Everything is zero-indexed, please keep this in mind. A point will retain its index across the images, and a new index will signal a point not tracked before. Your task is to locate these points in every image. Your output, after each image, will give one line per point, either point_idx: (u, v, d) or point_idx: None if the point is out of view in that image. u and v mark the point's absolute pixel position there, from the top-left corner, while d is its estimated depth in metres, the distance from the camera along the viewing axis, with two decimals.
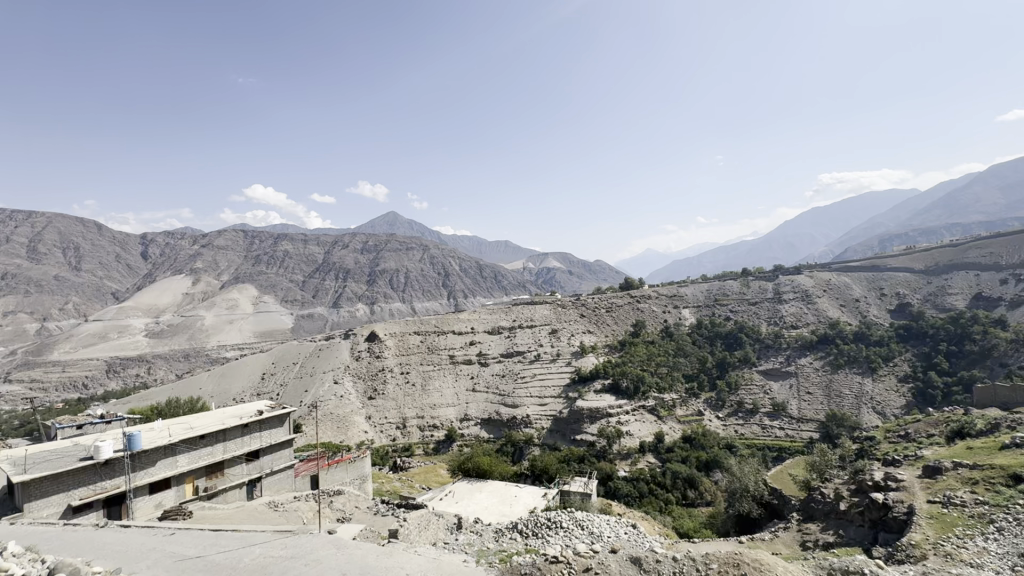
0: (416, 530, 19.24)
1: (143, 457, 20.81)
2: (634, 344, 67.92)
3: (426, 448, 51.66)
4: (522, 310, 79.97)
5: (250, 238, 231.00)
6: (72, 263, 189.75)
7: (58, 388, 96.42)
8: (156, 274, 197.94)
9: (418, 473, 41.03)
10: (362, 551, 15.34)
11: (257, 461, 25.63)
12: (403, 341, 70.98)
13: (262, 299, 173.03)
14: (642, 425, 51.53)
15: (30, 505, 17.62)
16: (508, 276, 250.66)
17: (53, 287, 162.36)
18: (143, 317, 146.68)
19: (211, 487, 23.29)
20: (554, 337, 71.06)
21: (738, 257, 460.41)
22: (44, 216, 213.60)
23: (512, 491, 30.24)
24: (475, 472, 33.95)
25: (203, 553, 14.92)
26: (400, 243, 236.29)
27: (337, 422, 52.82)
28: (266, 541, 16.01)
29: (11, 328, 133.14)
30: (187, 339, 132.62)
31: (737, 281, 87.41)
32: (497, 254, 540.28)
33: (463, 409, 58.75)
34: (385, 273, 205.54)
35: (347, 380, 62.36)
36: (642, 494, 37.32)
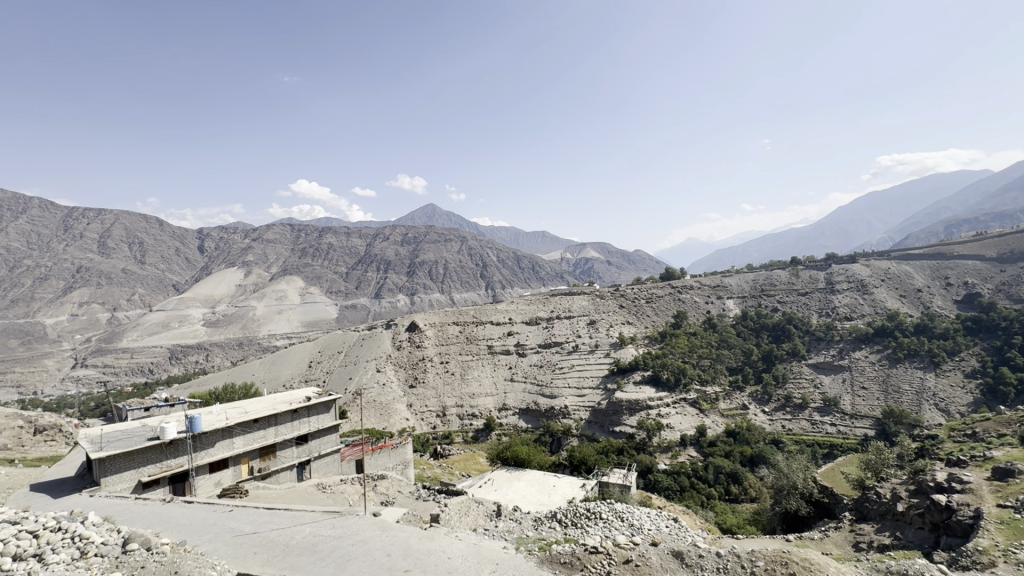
0: (457, 516, 19.68)
1: (204, 439, 22.19)
2: (675, 336, 66.38)
3: (465, 436, 52.44)
4: (559, 301, 79.56)
5: (297, 232, 240.31)
6: (137, 257, 203.27)
7: (128, 373, 104.17)
8: (211, 266, 209.53)
9: (458, 461, 41.87)
10: (404, 534, 15.84)
11: (306, 445, 26.84)
12: (442, 331, 72.22)
13: (308, 290, 179.99)
14: (683, 419, 50.49)
15: (106, 480, 19.14)
16: (546, 267, 250.07)
17: (120, 279, 174.41)
18: (201, 307, 155.63)
19: (264, 468, 24.60)
20: (592, 328, 70.45)
21: (787, 246, 440.78)
22: (113, 213, 229.79)
23: (550, 481, 30.33)
24: (513, 461, 34.31)
25: (258, 529, 15.82)
26: (438, 235, 239.37)
27: (379, 409, 54.51)
28: (315, 521, 16.80)
29: (86, 317, 144.37)
30: (240, 328, 140.01)
31: (786, 271, 83.67)
32: (534, 245, 539.77)
33: (501, 398, 59.44)
34: (425, 265, 209.26)
35: (389, 368, 64.12)
36: (683, 488, 36.73)
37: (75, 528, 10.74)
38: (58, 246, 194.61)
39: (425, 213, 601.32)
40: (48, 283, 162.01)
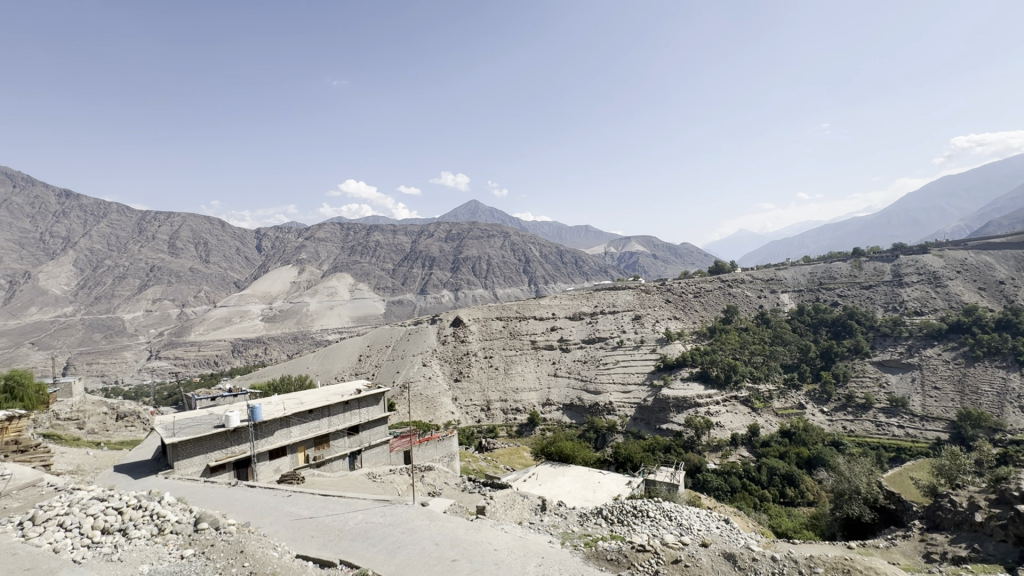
0: (502, 508, 19.93)
1: (264, 427, 23.51)
2: (725, 331, 64.08)
3: (509, 430, 52.64)
4: (603, 296, 78.52)
5: (346, 230, 249.31)
6: (203, 256, 217.40)
7: (196, 365, 111.80)
8: (268, 265, 220.96)
9: (503, 455, 42.25)
10: (452, 524, 16.20)
11: (357, 435, 27.86)
12: (486, 326, 73.06)
13: (358, 287, 186.51)
14: (734, 417, 48.79)
15: (178, 464, 20.64)
16: (589, 262, 247.20)
17: (188, 277, 187.16)
18: (259, 303, 164.66)
19: (319, 456, 25.77)
20: (637, 323, 69.12)
21: (849, 237, 414.56)
22: (181, 216, 246.90)
23: (595, 477, 30.07)
24: (558, 456, 34.19)
25: (315, 514, 16.61)
26: (481, 231, 241.48)
27: (426, 402, 55.82)
28: (368, 508, 17.43)
29: (159, 313, 156.08)
30: (295, 323, 146.99)
31: (847, 263, 78.77)
32: (576, 240, 535.40)
33: (545, 393, 59.46)
34: (468, 261, 211.87)
35: (434, 362, 65.49)
36: (734, 489, 35.43)
37: (155, 506, 11.64)
38: (134, 247, 211.20)
39: (468, 210, 609.16)
40: (126, 281, 176.08)
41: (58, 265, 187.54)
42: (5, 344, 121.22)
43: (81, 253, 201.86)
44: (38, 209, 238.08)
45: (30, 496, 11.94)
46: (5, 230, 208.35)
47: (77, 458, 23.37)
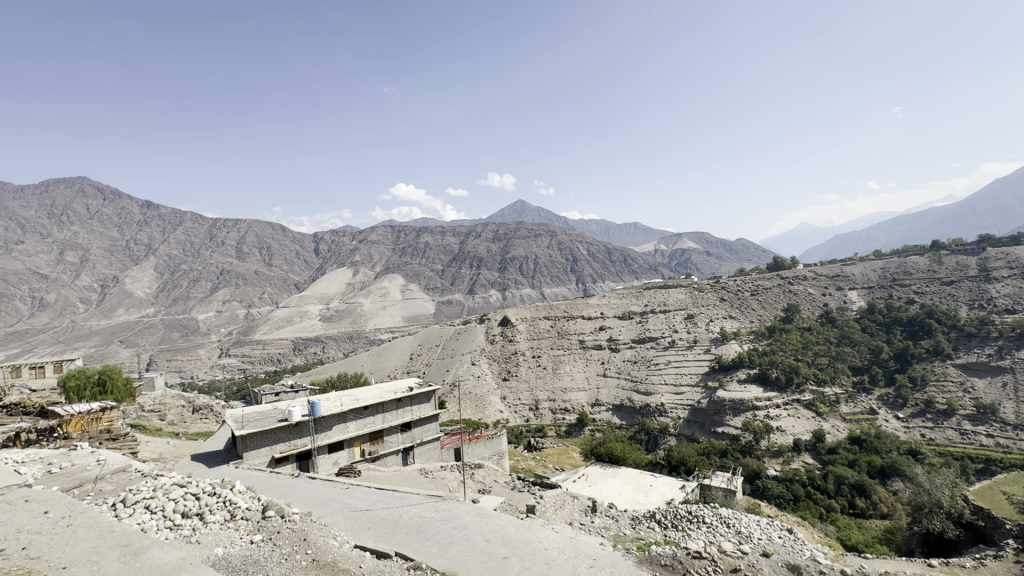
0: (553, 508, 19.86)
1: (323, 423, 24.64)
2: (786, 331, 60.75)
3: (558, 430, 52.30)
4: (654, 295, 76.60)
5: (397, 233, 256.84)
6: (266, 260, 231.01)
7: (261, 362, 118.87)
8: (325, 267, 231.38)
9: (552, 454, 42.09)
10: (503, 522, 16.30)
11: (410, 432, 28.61)
12: (533, 326, 73.15)
13: (408, 287, 191.74)
14: (796, 422, 46.17)
15: (247, 455, 22.05)
16: (638, 260, 241.59)
17: (253, 280, 199.21)
18: (317, 304, 172.77)
19: (374, 451, 26.70)
20: (690, 322, 66.83)
21: (926, 229, 381.63)
22: (246, 223, 263.57)
23: (647, 479, 29.35)
24: (608, 458, 33.62)
25: (371, 507, 17.21)
26: (528, 231, 241.79)
27: (475, 401, 56.50)
28: (421, 503, 17.87)
29: (228, 314, 167.27)
30: (350, 323, 153.09)
31: (925, 257, 72.56)
32: (625, 238, 525.38)
33: (594, 394, 58.75)
34: (515, 261, 212.79)
35: (483, 361, 66.19)
36: (798, 497, 33.56)
37: (227, 493, 12.43)
38: (206, 253, 227.67)
39: (514, 210, 612.20)
40: (199, 284, 189.97)
41: (141, 270, 205.07)
42: (98, 342, 133.97)
43: (161, 259, 219.83)
44: (124, 219, 261.63)
45: (121, 479, 13.10)
46: (98, 239, 230.36)
47: (159, 447, 25.45)
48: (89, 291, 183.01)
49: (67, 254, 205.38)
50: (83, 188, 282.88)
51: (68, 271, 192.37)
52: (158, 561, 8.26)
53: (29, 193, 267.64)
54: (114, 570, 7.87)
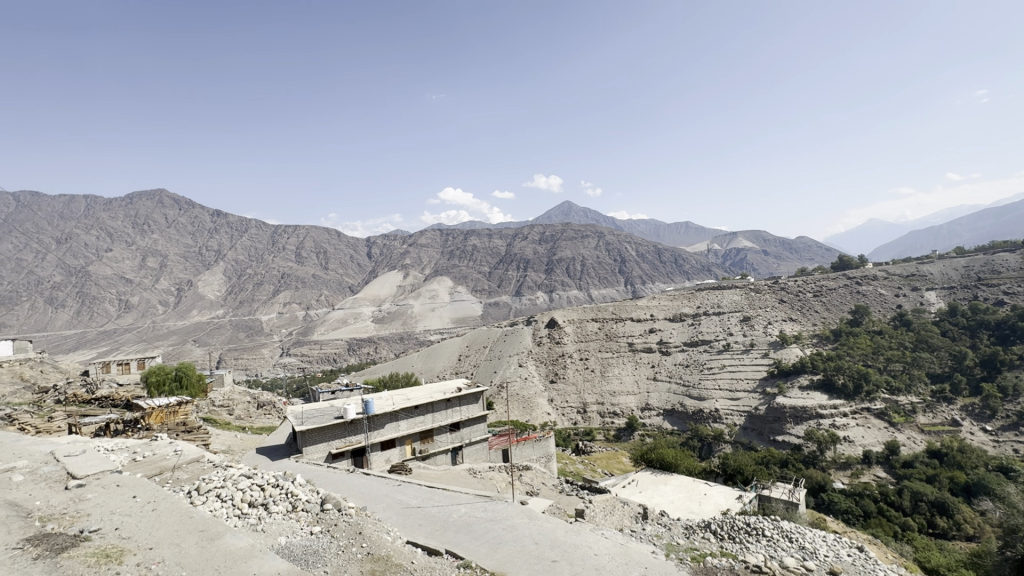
0: (602, 513, 19.52)
1: (376, 421, 25.45)
2: (854, 335, 56.83)
3: (606, 434, 51.37)
4: (706, 296, 74.10)
5: (446, 236, 262.10)
6: (322, 264, 242.12)
7: (318, 361, 124.65)
8: (378, 270, 239.70)
9: (600, 459, 41.44)
10: (551, 525, 16.19)
11: (458, 432, 29.03)
12: (581, 328, 72.57)
13: (456, 289, 195.05)
14: (866, 433, 43.06)
15: (306, 449, 23.14)
16: (690, 261, 234.21)
17: (311, 283, 209.31)
18: (370, 306, 179.08)
19: (424, 450, 27.30)
20: (746, 325, 63.95)
21: (1018, 222, 345.80)
22: (305, 229, 277.57)
23: (700, 488, 28.26)
24: (658, 464, 32.74)
25: (422, 504, 17.59)
26: (575, 232, 240.39)
27: (522, 402, 56.63)
28: (470, 503, 18.08)
29: (289, 315, 176.59)
30: (401, 324, 157.63)
31: (1016, 254, 65.91)
32: (675, 238, 510.83)
33: (644, 398, 57.37)
34: (562, 262, 211.76)
35: (530, 363, 66.30)
36: (868, 514, 31.24)
37: (288, 485, 12.99)
38: (269, 258, 241.50)
39: (561, 211, 609.74)
40: (262, 287, 201.78)
41: (212, 275, 220.41)
42: (174, 341, 145.13)
43: (229, 264, 235.34)
44: (197, 227, 282.26)
45: (195, 469, 14.07)
46: (175, 246, 249.94)
47: (228, 440, 27.16)
48: (168, 294, 198.83)
49: (148, 260, 223.99)
50: (162, 199, 307.78)
51: (150, 276, 209.79)
52: (230, 547, 8.80)
53: (117, 204, 294.50)
54: (194, 552, 8.50)
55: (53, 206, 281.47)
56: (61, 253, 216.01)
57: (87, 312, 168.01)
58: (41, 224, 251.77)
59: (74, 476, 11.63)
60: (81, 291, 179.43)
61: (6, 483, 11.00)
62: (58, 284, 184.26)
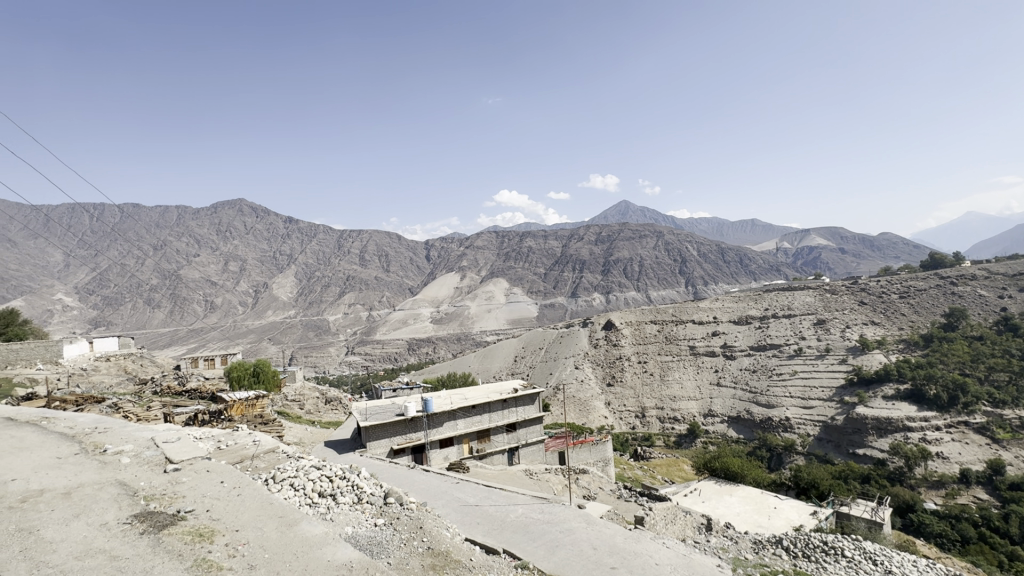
0: (663, 522, 18.88)
1: (435, 419, 26.10)
2: (948, 340, 51.41)
3: (666, 440, 49.66)
4: (776, 298, 69.98)
5: (501, 238, 264.71)
6: (384, 266, 251.73)
7: (380, 360, 129.79)
8: (436, 272, 246.04)
9: (660, 465, 40.17)
10: (610, 531, 15.90)
11: (515, 433, 29.20)
12: (639, 331, 70.91)
13: (512, 290, 196.20)
14: (964, 449, 38.69)
15: (370, 444, 24.13)
16: (757, 260, 221.82)
17: (373, 285, 218.51)
18: (429, 307, 184.06)
19: (481, 449, 27.69)
20: (820, 329, 59.72)
21: None
22: (368, 234, 290.24)
23: (769, 501, 26.65)
24: (723, 473, 31.24)
25: (480, 503, 17.81)
26: (633, 232, 235.14)
27: (579, 405, 55.96)
28: (527, 503, 18.12)
29: (353, 316, 185.30)
30: (458, 325, 160.95)
31: None
32: (740, 237, 485.74)
33: (707, 404, 55.01)
34: (619, 264, 207.74)
35: (586, 365, 65.54)
36: (968, 540, 28.02)
37: (354, 478, 13.57)
38: (335, 261, 254.91)
39: (618, 211, 597.94)
40: (329, 289, 213.12)
41: (285, 278, 235.42)
42: (252, 339, 156.36)
43: (300, 267, 250.41)
44: (272, 233, 303.01)
45: (271, 459, 15.06)
46: (252, 251, 269.44)
47: (300, 432, 28.91)
48: (246, 295, 214.94)
49: (230, 264, 243.16)
50: (241, 208, 333.17)
51: (231, 278, 227.54)
52: (306, 534, 9.34)
53: (203, 214, 322.17)
54: (274, 536, 9.09)
55: (151, 216, 312.39)
56: (157, 259, 239.10)
57: (178, 312, 184.86)
58: (141, 232, 280.08)
59: (171, 461, 12.80)
60: (174, 292, 197.70)
61: (115, 463, 12.32)
62: (154, 287, 204.12)
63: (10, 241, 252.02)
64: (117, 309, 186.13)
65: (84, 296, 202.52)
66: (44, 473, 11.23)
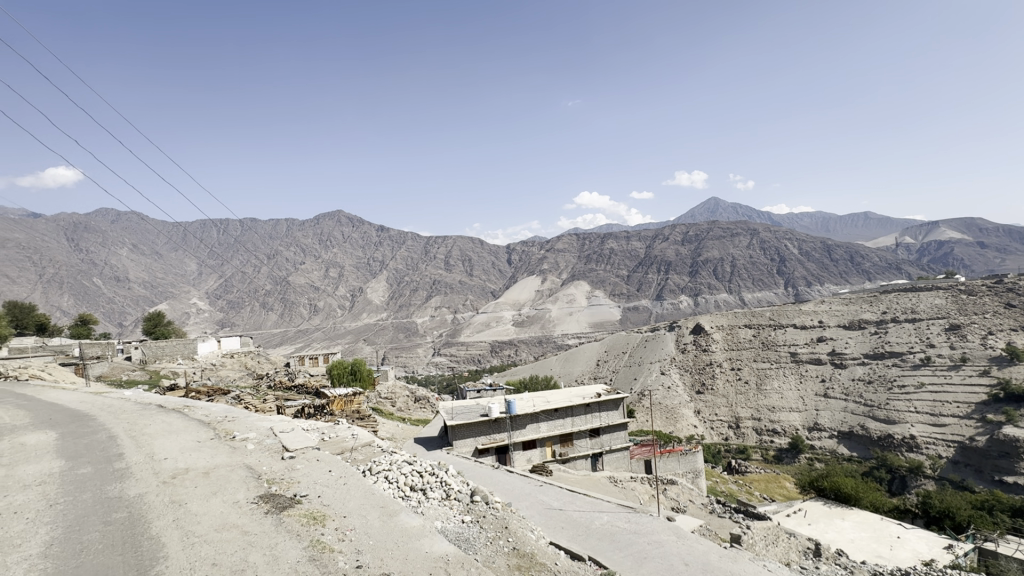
0: (764, 542, 17.48)
1: (518, 421, 26.38)
2: None
3: (764, 454, 45.92)
4: (895, 300, 62.39)
5: (582, 240, 262.00)
6: (468, 271, 259.96)
7: (465, 361, 134.11)
8: (517, 275, 249.49)
9: (758, 481, 37.20)
10: (703, 547, 15.05)
11: (598, 438, 28.65)
12: (731, 335, 66.56)
13: (594, 293, 193.16)
14: None
15: (456, 442, 24.97)
16: (871, 257, 198.91)
17: (458, 288, 226.55)
18: (511, 309, 187.05)
19: (565, 453, 27.50)
20: (954, 334, 51.92)
21: None
22: (453, 240, 301.84)
23: (891, 528, 23.63)
24: (833, 495, 28.23)
25: (564, 507, 17.71)
26: (723, 230, 222.50)
27: (666, 412, 53.50)
28: (613, 511, 17.69)
29: (439, 318, 193.32)
30: (540, 328, 161.61)
31: None
32: (849, 232, 438.08)
33: (812, 416, 50.15)
34: (709, 264, 197.19)
35: (673, 371, 62.78)
36: None
37: (443, 475, 14.08)
38: (422, 266, 267.68)
39: (706, 209, 566.63)
40: (417, 293, 224.41)
41: (378, 282, 251.51)
42: (350, 340, 169.02)
43: (391, 272, 266.38)
44: (366, 241, 325.61)
45: (368, 452, 16.07)
46: (350, 258, 291.55)
47: (392, 428, 30.65)
48: (345, 299, 232.80)
49: (331, 271, 264.84)
50: (340, 219, 361.93)
51: (331, 284, 247.71)
52: (405, 526, 9.86)
53: (308, 225, 354.51)
54: (377, 525, 9.73)
55: (265, 228, 349.86)
56: (270, 267, 266.78)
57: (288, 314, 204.92)
58: (258, 243, 314.28)
59: (288, 449, 14.23)
60: (284, 296, 219.47)
61: (243, 449, 13.95)
62: (269, 292, 228.18)
63: (157, 253, 295.04)
64: (239, 312, 210.62)
65: (213, 300, 231.49)
66: (188, 454, 12.97)
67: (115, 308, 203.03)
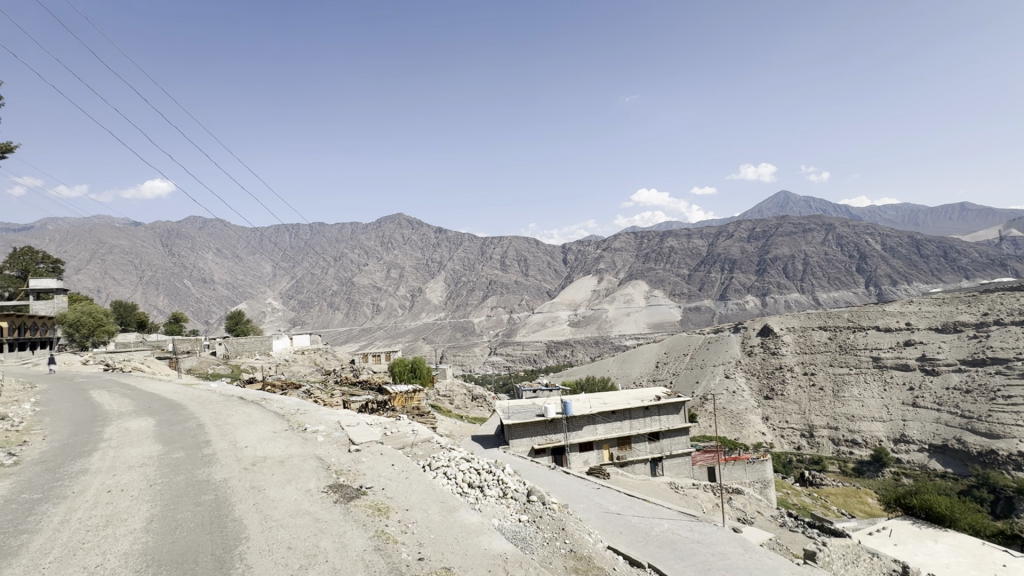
0: (843, 561, 16.18)
1: (574, 422, 26.14)
2: None
3: (842, 466, 42.55)
4: (999, 299, 55.84)
5: (640, 238, 255.47)
6: (523, 271, 260.80)
7: (521, 361, 134.78)
8: (573, 274, 247.34)
9: (836, 495, 34.56)
10: (773, 562, 14.15)
11: (658, 442, 27.82)
12: (804, 338, 62.38)
13: (653, 293, 187.70)
14: None
15: (513, 441, 25.15)
16: (969, 253, 179.32)
17: (513, 288, 227.98)
18: (566, 309, 185.78)
19: (622, 456, 26.94)
20: None
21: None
22: (508, 240, 304.26)
23: (995, 555, 21.12)
24: (924, 515, 25.68)
25: (622, 512, 17.31)
26: (794, 226, 209.43)
27: (730, 418, 50.93)
28: (673, 518, 17.08)
29: (495, 318, 195.73)
30: (596, 328, 159.31)
31: None
32: (943, 224, 396.82)
33: (898, 427, 45.89)
34: (778, 262, 186.76)
35: (738, 375, 59.72)
36: None
37: (499, 473, 14.22)
38: (479, 266, 271.90)
39: (775, 204, 535.04)
40: (474, 292, 228.16)
41: (436, 283, 258.38)
42: (410, 338, 174.85)
43: (448, 273, 272.78)
44: (425, 242, 335.21)
45: (427, 448, 16.49)
46: (410, 259, 301.33)
47: (450, 426, 31.40)
48: (405, 299, 241.11)
49: (392, 271, 275.12)
50: (400, 221, 374.82)
51: (393, 284, 257.51)
52: (463, 521, 10.03)
53: (371, 228, 370.25)
54: (436, 518, 10.00)
55: (332, 231, 369.34)
56: (337, 269, 281.32)
57: (353, 314, 215.47)
58: (326, 246, 332.35)
59: (353, 442, 14.94)
60: (350, 296, 230.72)
61: (314, 440, 14.80)
62: (335, 292, 240.78)
63: (238, 257, 319.73)
64: (309, 311, 223.91)
65: (286, 300, 247.62)
66: (265, 443, 13.97)
67: (202, 308, 222.48)
